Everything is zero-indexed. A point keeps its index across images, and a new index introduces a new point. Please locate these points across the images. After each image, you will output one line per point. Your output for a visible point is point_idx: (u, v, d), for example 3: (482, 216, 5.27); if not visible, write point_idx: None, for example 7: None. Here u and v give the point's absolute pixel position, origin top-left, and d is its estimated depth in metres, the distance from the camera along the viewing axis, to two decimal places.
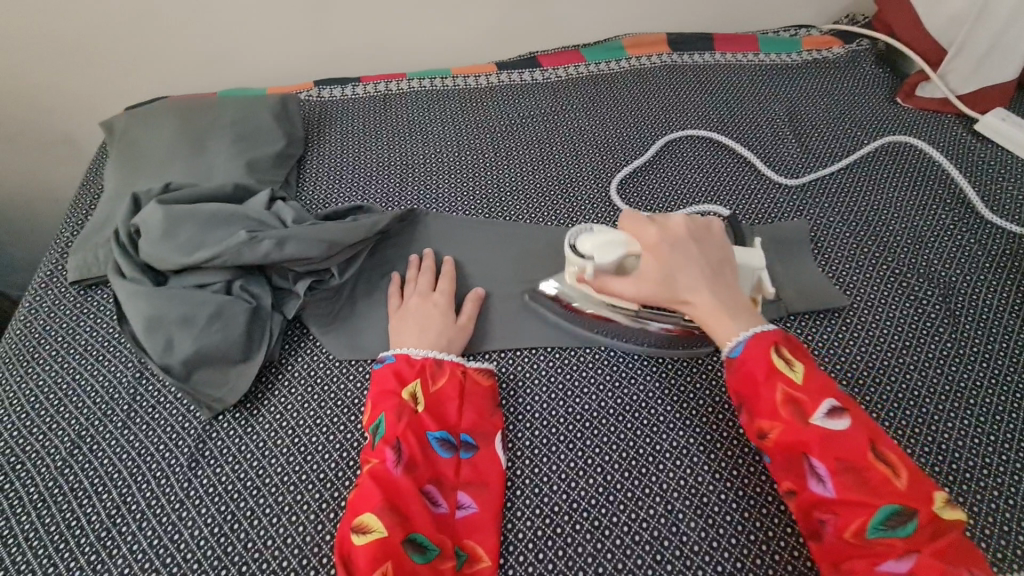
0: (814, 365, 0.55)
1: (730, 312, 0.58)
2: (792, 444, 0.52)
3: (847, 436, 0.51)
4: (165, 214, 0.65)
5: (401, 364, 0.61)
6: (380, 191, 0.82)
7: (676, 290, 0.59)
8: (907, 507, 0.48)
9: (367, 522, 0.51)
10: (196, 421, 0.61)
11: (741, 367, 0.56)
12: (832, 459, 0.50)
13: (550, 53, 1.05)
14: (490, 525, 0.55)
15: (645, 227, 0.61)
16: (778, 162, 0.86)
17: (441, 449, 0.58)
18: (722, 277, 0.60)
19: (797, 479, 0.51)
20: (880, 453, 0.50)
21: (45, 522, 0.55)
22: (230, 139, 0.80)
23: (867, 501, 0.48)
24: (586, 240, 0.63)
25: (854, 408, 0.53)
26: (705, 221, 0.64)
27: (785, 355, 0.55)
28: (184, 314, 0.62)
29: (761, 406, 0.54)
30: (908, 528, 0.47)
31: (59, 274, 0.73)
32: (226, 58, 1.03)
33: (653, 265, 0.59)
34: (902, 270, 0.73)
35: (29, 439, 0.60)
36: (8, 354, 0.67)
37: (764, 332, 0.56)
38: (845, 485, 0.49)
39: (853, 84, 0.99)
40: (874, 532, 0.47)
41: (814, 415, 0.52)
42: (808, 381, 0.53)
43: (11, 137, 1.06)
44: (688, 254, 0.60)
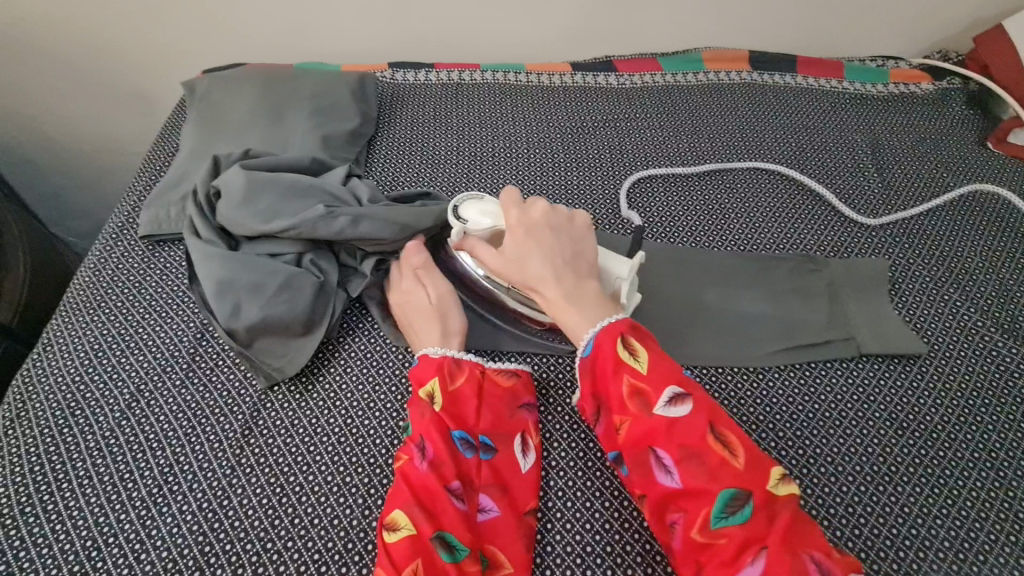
0: (660, 353, 0.55)
1: (576, 307, 0.57)
2: (639, 438, 0.52)
3: (687, 423, 0.51)
4: (247, 179, 0.65)
5: (421, 366, 0.60)
6: (447, 179, 0.81)
7: (528, 276, 0.59)
8: (742, 489, 0.48)
9: (397, 519, 0.50)
10: (252, 389, 0.61)
11: (594, 365, 0.56)
12: (676, 449, 0.50)
13: (626, 58, 1.03)
14: (515, 531, 0.53)
15: (509, 210, 0.61)
16: (856, 196, 0.83)
17: (463, 449, 0.56)
18: (574, 270, 0.59)
19: (647, 477, 0.51)
20: (719, 435, 0.50)
21: (101, 471, 0.56)
22: (308, 112, 0.81)
23: (707, 489, 0.48)
24: (471, 206, 0.64)
25: (695, 393, 0.53)
26: (571, 213, 0.63)
27: (632, 345, 0.55)
28: (254, 282, 0.62)
29: (613, 401, 0.54)
30: (745, 513, 0.47)
31: (130, 226, 0.74)
32: (306, 30, 1.03)
33: (510, 244, 0.60)
34: (984, 323, 0.70)
35: (90, 387, 0.61)
36: (76, 300, 0.68)
37: (611, 326, 0.56)
38: (687, 473, 0.49)
39: (942, 123, 0.95)
40: (716, 522, 0.47)
41: (657, 406, 0.52)
42: (652, 371, 0.53)
43: (90, 85, 1.09)
44: (540, 244, 0.59)
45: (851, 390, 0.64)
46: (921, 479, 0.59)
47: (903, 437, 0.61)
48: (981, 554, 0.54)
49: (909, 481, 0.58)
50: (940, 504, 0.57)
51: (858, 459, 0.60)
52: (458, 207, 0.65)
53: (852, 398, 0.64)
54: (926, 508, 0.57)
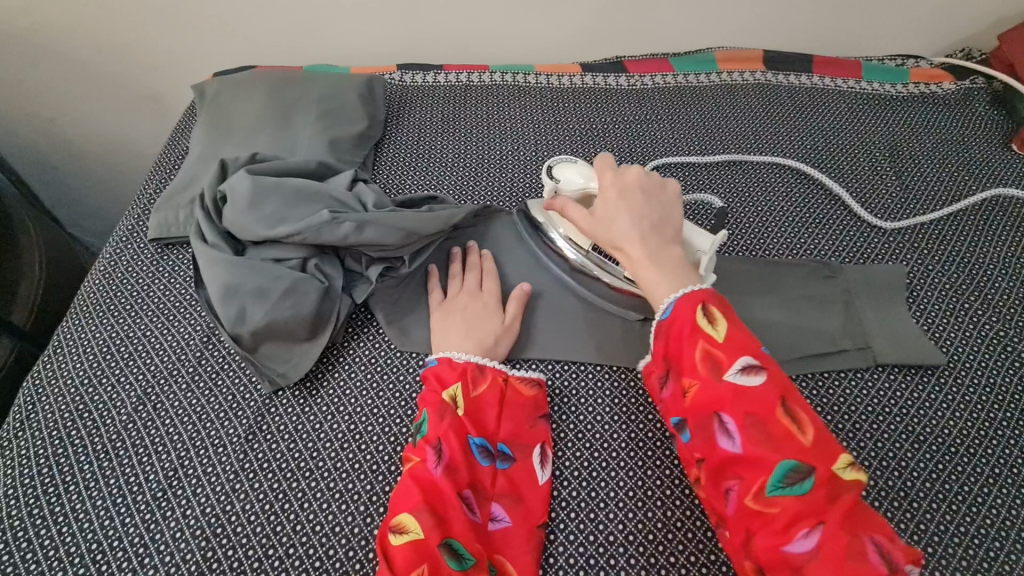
0: (737, 321, 0.54)
1: (660, 269, 0.57)
2: (706, 402, 0.51)
3: (757, 392, 0.49)
4: (252, 184, 0.64)
5: (443, 368, 0.60)
6: (455, 183, 0.81)
7: (614, 236, 0.59)
8: (806, 463, 0.47)
9: (405, 522, 0.50)
10: (257, 393, 0.61)
11: (671, 327, 0.54)
12: (741, 415, 0.49)
13: (637, 59, 1.01)
14: (526, 543, 0.53)
15: (604, 173, 0.64)
16: (873, 200, 0.81)
17: (480, 457, 0.55)
18: (660, 234, 0.59)
19: (708, 440, 0.50)
20: (789, 409, 0.49)
21: (107, 474, 0.56)
22: (316, 115, 0.81)
23: (770, 458, 0.47)
24: (564, 167, 0.67)
25: (770, 365, 0.51)
26: (663, 181, 0.64)
27: (711, 313, 0.53)
28: (259, 287, 0.61)
29: (684, 363, 0.53)
30: (806, 486, 0.46)
31: (140, 228, 0.75)
32: (315, 32, 1.03)
33: (601, 204, 0.61)
34: (1007, 333, 0.67)
35: (98, 390, 0.61)
36: (87, 302, 0.68)
37: (694, 292, 0.55)
38: (751, 440, 0.48)
39: (965, 124, 0.92)
40: (774, 491, 0.46)
41: (728, 371, 0.50)
42: (728, 338, 0.52)
43: (104, 88, 1.10)
44: (633, 204, 0.60)
45: (864, 401, 0.62)
46: (939, 494, 0.57)
47: (921, 450, 0.59)
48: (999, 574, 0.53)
49: (925, 496, 0.57)
50: (958, 520, 0.55)
51: (873, 472, 0.58)
52: (554, 167, 0.68)
53: (866, 409, 0.62)
54: (944, 525, 0.55)
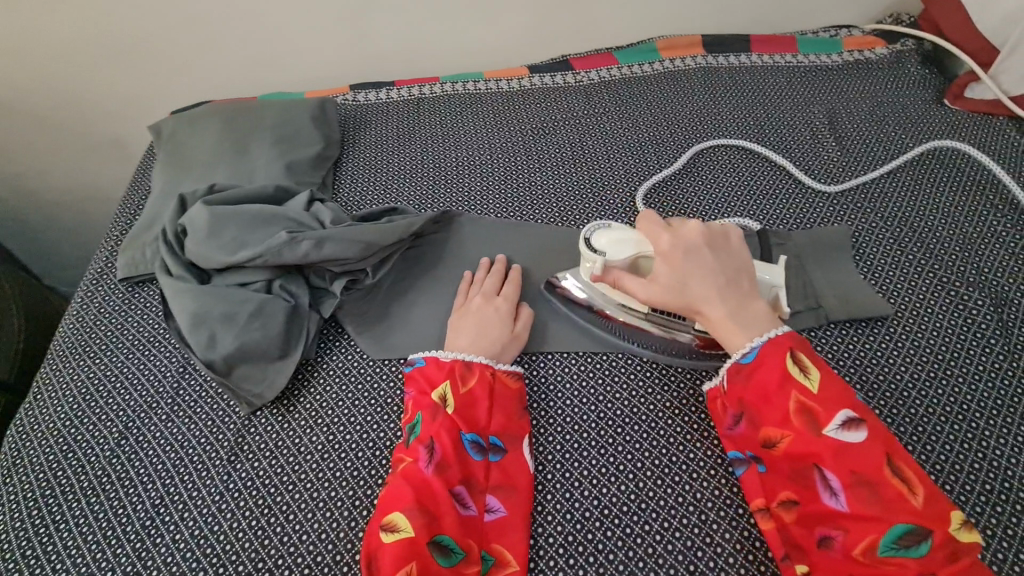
0: (834, 375, 0.54)
1: (741, 324, 0.58)
2: (801, 454, 0.51)
3: (861, 450, 0.50)
4: (210, 214, 0.66)
5: (431, 369, 0.62)
6: (414, 193, 0.83)
7: (688, 297, 0.59)
8: (921, 526, 0.47)
9: (395, 520, 0.51)
10: (235, 415, 0.62)
11: (759, 376, 0.55)
12: (845, 473, 0.49)
13: (582, 55, 1.04)
14: (520, 531, 0.54)
15: (658, 232, 0.63)
16: (816, 166, 0.84)
17: (472, 451, 0.57)
18: (736, 284, 0.60)
19: (809, 493, 0.51)
20: (897, 468, 0.49)
21: (95, 509, 0.58)
22: (271, 142, 0.83)
23: (879, 517, 0.48)
24: (601, 236, 0.65)
25: (871, 420, 0.51)
26: (723, 230, 0.64)
27: (803, 362, 0.54)
28: (227, 311, 0.63)
29: (771, 413, 0.54)
30: (921, 549, 0.46)
31: (109, 270, 0.76)
32: (268, 62, 1.06)
33: (664, 269, 0.61)
34: (951, 278, 0.70)
35: (80, 429, 0.63)
36: (62, 346, 0.70)
37: (779, 338, 0.56)
38: (858, 499, 0.48)
39: (899, 85, 0.96)
40: (885, 550, 0.47)
41: (828, 427, 0.51)
42: (824, 392, 0.52)
43: (65, 139, 1.11)
44: (701, 261, 0.61)
45: (819, 357, 0.65)
46: (895, 438, 0.59)
47: (877, 398, 0.62)
48: (956, 505, 0.55)
49: None
50: (915, 460, 0.58)
51: None
52: (589, 238, 0.66)
53: None
54: None
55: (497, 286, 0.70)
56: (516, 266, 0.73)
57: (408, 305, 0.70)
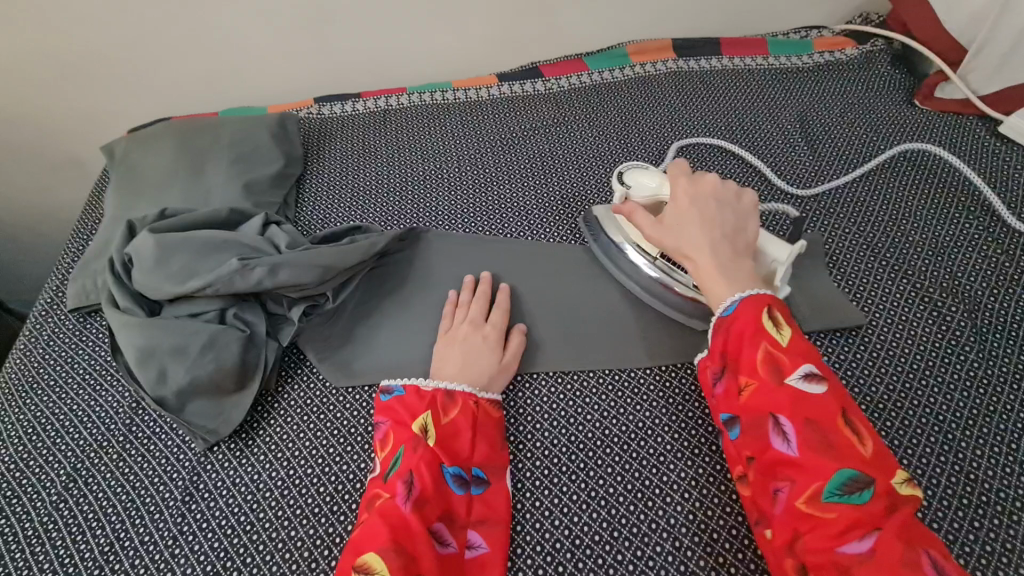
0: (801, 333, 0.53)
1: (726, 275, 0.57)
2: (762, 403, 0.50)
3: (820, 400, 0.49)
4: (157, 242, 0.63)
5: (412, 398, 0.59)
6: (379, 210, 0.81)
7: (684, 243, 0.60)
8: (865, 473, 0.46)
9: (370, 562, 0.48)
10: (190, 453, 0.59)
11: (732, 325, 0.54)
12: (801, 421, 0.48)
13: (552, 62, 1.03)
14: (502, 566, 0.52)
15: (679, 177, 0.64)
16: (788, 171, 0.83)
17: (454, 485, 0.55)
18: (733, 240, 0.60)
19: (761, 440, 0.50)
20: (849, 421, 0.48)
21: (39, 559, 0.54)
22: (228, 160, 0.80)
23: (828, 465, 0.46)
24: (633, 174, 0.70)
25: (831, 377, 0.51)
26: (738, 191, 0.63)
27: (776, 317, 0.53)
28: (176, 344, 0.60)
29: (741, 363, 0.53)
30: (865, 496, 0.45)
31: (59, 300, 0.73)
32: (229, 76, 1.03)
33: (671, 211, 0.62)
34: (924, 284, 0.70)
35: (26, 472, 0.60)
36: (9, 383, 0.66)
37: (758, 294, 0.55)
38: (809, 446, 0.47)
39: (869, 87, 0.96)
40: (830, 497, 0.46)
41: (791, 377, 0.50)
42: (792, 344, 0.51)
43: (19, 160, 1.07)
44: (706, 212, 0.60)
45: None
46: None
47: None
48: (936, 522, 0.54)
49: None
50: None
51: None
52: (624, 174, 0.71)
53: None
54: None
55: (486, 307, 0.67)
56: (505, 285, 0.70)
57: (372, 329, 0.67)
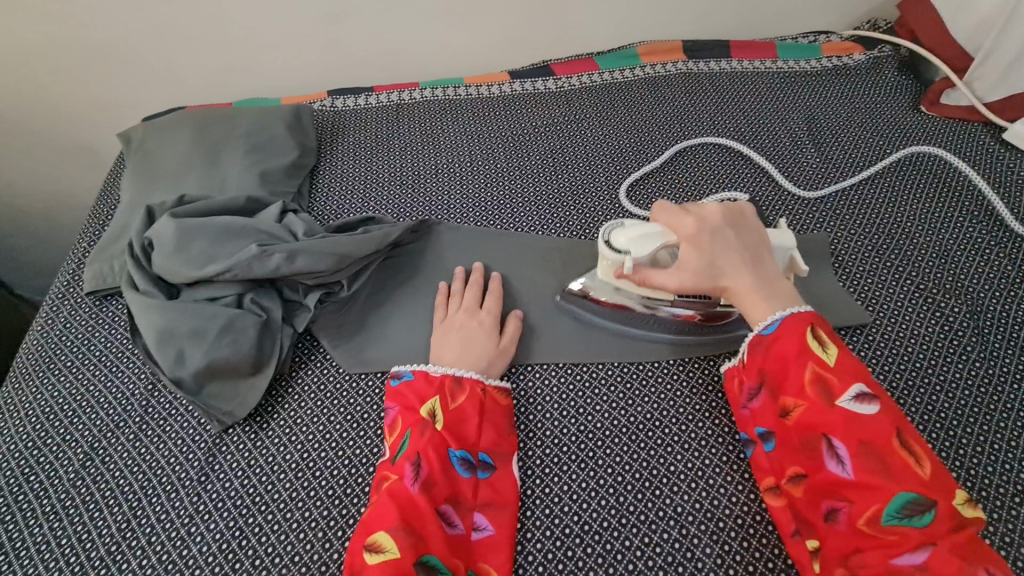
0: (849, 351, 0.55)
1: (768, 297, 0.59)
2: (814, 423, 0.52)
3: (872, 420, 0.50)
4: (178, 227, 0.64)
5: (420, 383, 0.60)
6: (392, 202, 0.82)
7: (718, 276, 0.60)
8: (925, 496, 0.47)
9: (380, 540, 0.50)
10: (206, 434, 0.61)
11: (774, 346, 0.56)
12: (854, 441, 0.50)
13: (563, 60, 1.04)
14: (508, 548, 0.54)
15: (681, 220, 0.62)
16: (796, 172, 0.84)
17: (460, 468, 0.56)
18: (758, 259, 0.61)
19: (814, 461, 0.52)
20: (905, 441, 0.49)
21: (58, 535, 0.56)
22: (245, 150, 0.81)
23: (885, 485, 0.48)
24: (619, 234, 0.64)
25: (883, 395, 0.52)
26: (739, 207, 0.65)
27: (821, 337, 0.55)
28: (194, 328, 0.61)
29: (789, 384, 0.54)
30: (925, 518, 0.46)
31: (76, 283, 0.74)
32: (244, 68, 1.04)
33: (693, 254, 0.60)
34: (928, 285, 0.71)
35: (43, 450, 0.61)
36: (26, 363, 0.67)
37: (801, 314, 0.57)
38: (865, 467, 0.49)
39: (876, 92, 0.97)
40: (888, 518, 0.47)
41: (841, 398, 0.52)
42: (840, 365, 0.53)
43: (33, 146, 1.08)
44: (726, 240, 0.61)
45: None
46: None
47: None
48: None
49: None
50: None
51: None
52: (609, 237, 0.65)
53: None
54: None
55: (477, 295, 0.68)
56: (494, 273, 0.72)
57: (385, 317, 0.69)
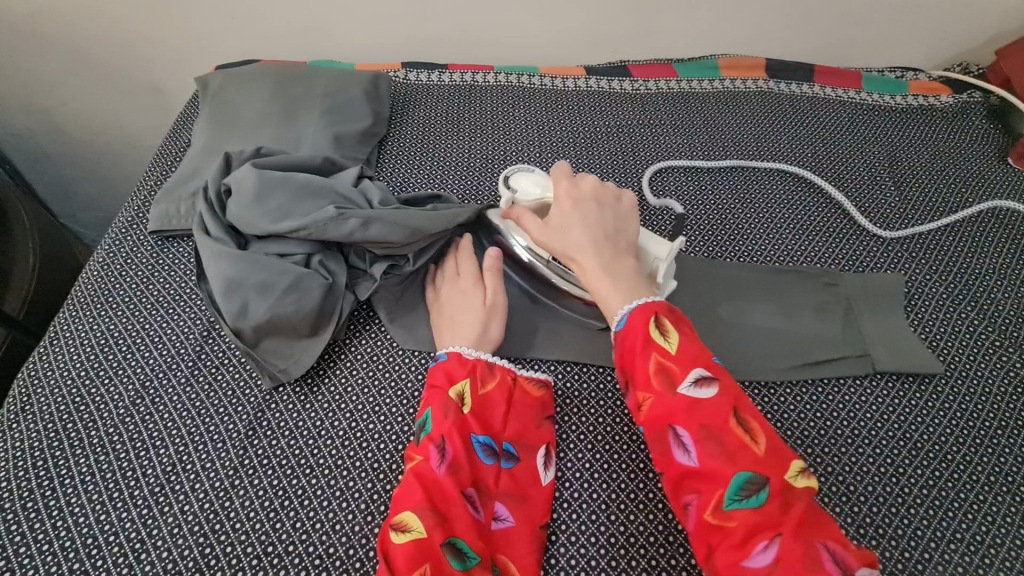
0: (689, 335, 0.54)
1: (611, 277, 0.57)
2: (659, 415, 0.51)
3: (710, 404, 0.50)
4: (258, 178, 0.64)
5: (452, 363, 0.59)
6: (457, 182, 0.81)
7: (567, 244, 0.59)
8: (760, 475, 0.47)
9: (407, 520, 0.49)
10: (258, 388, 0.60)
11: (624, 339, 0.55)
12: (695, 427, 0.49)
13: (641, 63, 1.02)
14: (528, 541, 0.52)
15: (561, 181, 0.64)
16: (873, 210, 0.82)
17: (484, 455, 0.55)
18: (613, 241, 0.60)
19: (664, 456, 0.50)
20: (742, 420, 0.49)
21: (104, 468, 0.56)
22: (321, 111, 0.80)
23: (724, 471, 0.47)
24: (522, 177, 0.67)
25: (721, 376, 0.52)
26: (618, 191, 0.64)
27: (663, 326, 0.54)
28: (262, 282, 0.61)
29: (637, 377, 0.53)
30: (761, 498, 0.46)
31: (140, 221, 0.74)
32: (321, 30, 1.03)
33: (554, 215, 0.61)
34: (1003, 342, 0.68)
35: (95, 383, 0.61)
36: (84, 293, 0.68)
37: (646, 302, 0.56)
38: (706, 454, 0.48)
39: (962, 137, 0.94)
40: (730, 504, 0.47)
41: (681, 386, 0.51)
42: (680, 351, 0.52)
43: (103, 79, 1.09)
44: (587, 213, 0.60)
45: (864, 408, 0.63)
46: (938, 501, 0.57)
47: (918, 458, 0.60)
48: None
49: (924, 501, 0.57)
50: (954, 526, 0.56)
51: (870, 478, 0.58)
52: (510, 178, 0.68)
53: (865, 416, 0.63)
54: (940, 532, 0.55)
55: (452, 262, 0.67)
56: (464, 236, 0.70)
57: None
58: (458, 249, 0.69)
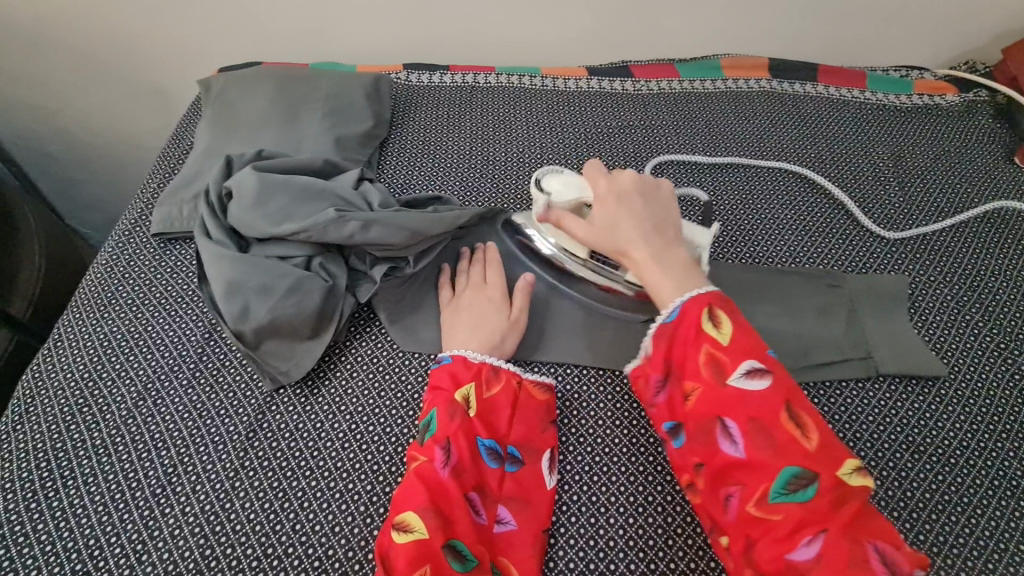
0: (744, 327, 0.54)
1: (664, 270, 0.58)
2: (710, 406, 0.52)
3: (762, 397, 0.50)
4: (259, 181, 0.64)
5: (458, 366, 0.59)
6: (458, 184, 0.81)
7: (618, 240, 0.60)
8: (809, 470, 0.48)
9: (409, 521, 0.49)
10: (258, 390, 0.61)
11: (675, 328, 0.55)
12: (744, 419, 0.50)
13: (642, 63, 1.02)
14: (529, 544, 0.52)
15: (600, 178, 0.63)
16: (877, 211, 0.81)
17: (489, 458, 0.55)
18: (661, 232, 0.60)
19: (710, 446, 0.51)
20: (793, 414, 0.50)
21: (106, 469, 0.56)
22: (322, 113, 0.81)
23: (772, 464, 0.48)
24: (553, 178, 0.65)
25: (775, 368, 0.52)
26: (657, 182, 0.64)
27: (717, 318, 0.54)
28: (263, 284, 0.62)
29: (687, 367, 0.54)
30: (809, 493, 0.47)
31: (143, 223, 0.74)
32: (323, 31, 1.03)
33: (600, 212, 0.61)
34: (1008, 344, 0.68)
35: (98, 385, 0.61)
36: (88, 295, 0.68)
37: (701, 294, 0.56)
38: (754, 446, 0.49)
39: (967, 136, 0.93)
40: (777, 497, 0.47)
41: (731, 377, 0.51)
42: (733, 342, 0.53)
43: (107, 81, 1.09)
44: (632, 207, 0.60)
45: (867, 410, 0.63)
46: (941, 505, 0.57)
47: (921, 461, 0.59)
48: None
49: (927, 505, 0.57)
50: (957, 530, 0.55)
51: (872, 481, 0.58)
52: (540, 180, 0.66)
53: (867, 418, 0.62)
54: (943, 536, 0.55)
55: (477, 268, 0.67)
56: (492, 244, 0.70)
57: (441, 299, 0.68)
58: (485, 256, 0.69)
